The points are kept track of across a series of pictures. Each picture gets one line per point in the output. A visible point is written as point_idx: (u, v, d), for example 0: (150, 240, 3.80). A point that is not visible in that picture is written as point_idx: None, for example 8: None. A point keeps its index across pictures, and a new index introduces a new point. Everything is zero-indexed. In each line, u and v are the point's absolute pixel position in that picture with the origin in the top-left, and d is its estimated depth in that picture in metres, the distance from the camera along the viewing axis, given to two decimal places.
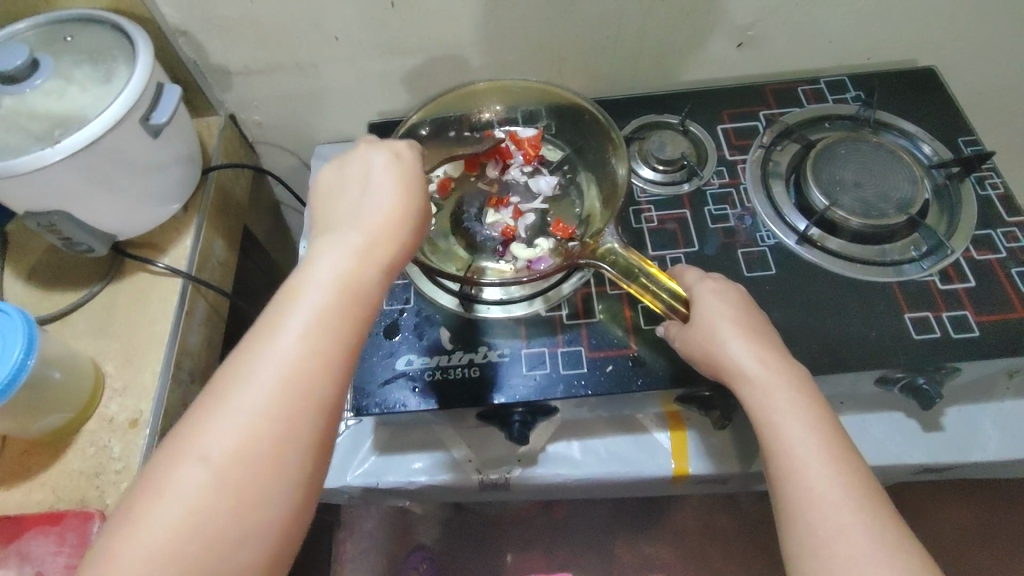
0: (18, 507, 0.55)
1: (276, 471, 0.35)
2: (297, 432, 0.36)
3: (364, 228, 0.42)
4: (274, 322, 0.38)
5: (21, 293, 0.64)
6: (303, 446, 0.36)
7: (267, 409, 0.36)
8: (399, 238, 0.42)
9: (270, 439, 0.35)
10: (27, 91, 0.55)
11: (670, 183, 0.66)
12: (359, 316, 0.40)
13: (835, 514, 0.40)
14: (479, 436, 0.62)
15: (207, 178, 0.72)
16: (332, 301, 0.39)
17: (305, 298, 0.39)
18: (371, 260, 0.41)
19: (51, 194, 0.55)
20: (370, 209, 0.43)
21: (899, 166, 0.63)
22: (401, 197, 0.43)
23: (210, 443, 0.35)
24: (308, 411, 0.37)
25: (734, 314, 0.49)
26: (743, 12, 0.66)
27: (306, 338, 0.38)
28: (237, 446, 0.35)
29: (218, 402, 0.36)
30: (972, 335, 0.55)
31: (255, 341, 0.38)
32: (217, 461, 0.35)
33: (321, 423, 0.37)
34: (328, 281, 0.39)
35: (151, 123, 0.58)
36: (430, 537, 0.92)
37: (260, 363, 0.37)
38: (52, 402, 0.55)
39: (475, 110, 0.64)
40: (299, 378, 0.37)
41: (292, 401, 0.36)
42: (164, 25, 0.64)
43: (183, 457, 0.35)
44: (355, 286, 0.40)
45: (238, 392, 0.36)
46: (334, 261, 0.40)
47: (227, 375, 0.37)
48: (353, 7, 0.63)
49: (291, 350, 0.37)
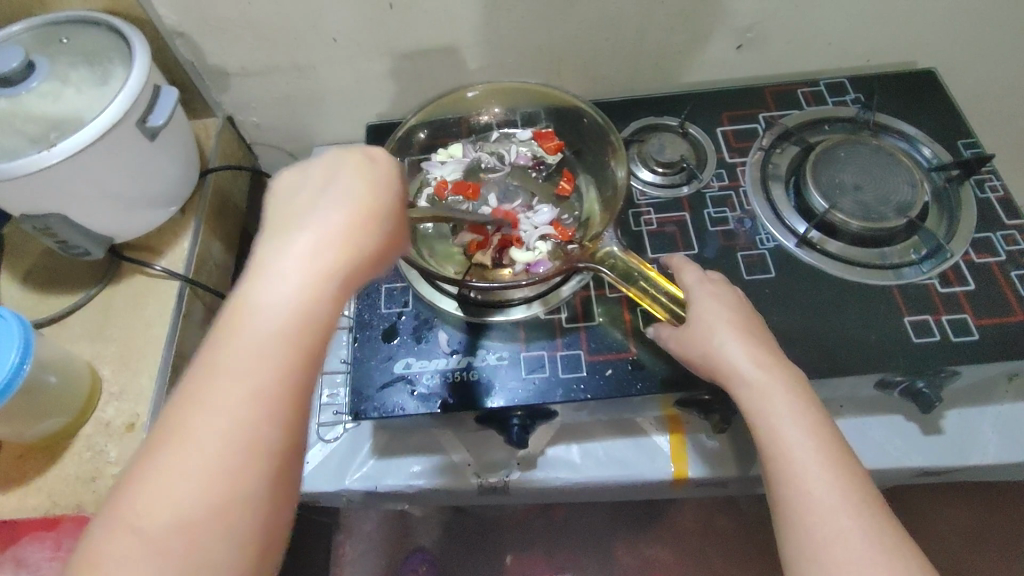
0: (13, 512, 0.55)
1: (225, 526, 0.32)
2: (244, 482, 0.33)
3: (316, 243, 0.37)
4: (214, 360, 0.34)
5: (17, 296, 0.64)
6: (251, 499, 0.33)
7: (208, 461, 0.32)
8: (360, 251, 0.38)
9: (213, 496, 0.32)
10: (23, 93, 0.54)
11: (669, 186, 0.65)
12: (312, 344, 0.36)
13: (834, 518, 0.39)
14: (478, 440, 0.62)
15: (205, 179, 0.72)
16: (281, 328, 0.35)
17: (248, 328, 0.35)
18: (324, 278, 0.37)
19: (47, 197, 0.55)
20: (323, 216, 0.38)
21: (899, 168, 0.63)
22: (357, 207, 0.39)
23: (148, 503, 0.32)
24: (256, 460, 0.33)
25: (732, 318, 0.49)
26: (744, 13, 0.66)
27: (249, 377, 0.34)
28: (178, 505, 0.32)
29: (156, 457, 0.33)
30: (972, 338, 0.55)
31: (191, 385, 0.34)
32: (158, 522, 0.32)
33: (272, 469, 0.34)
34: (276, 308, 0.35)
35: (148, 125, 0.58)
36: (430, 539, 0.91)
37: (201, 408, 0.33)
38: (48, 406, 0.54)
39: (473, 113, 0.65)
40: (243, 423, 0.33)
41: (236, 449, 0.33)
42: (161, 26, 0.64)
43: (120, 522, 0.32)
44: (305, 311, 0.36)
45: (176, 445, 0.33)
46: (281, 280, 0.36)
47: (166, 425, 0.34)
48: (351, 8, 0.63)
49: (235, 390, 0.34)
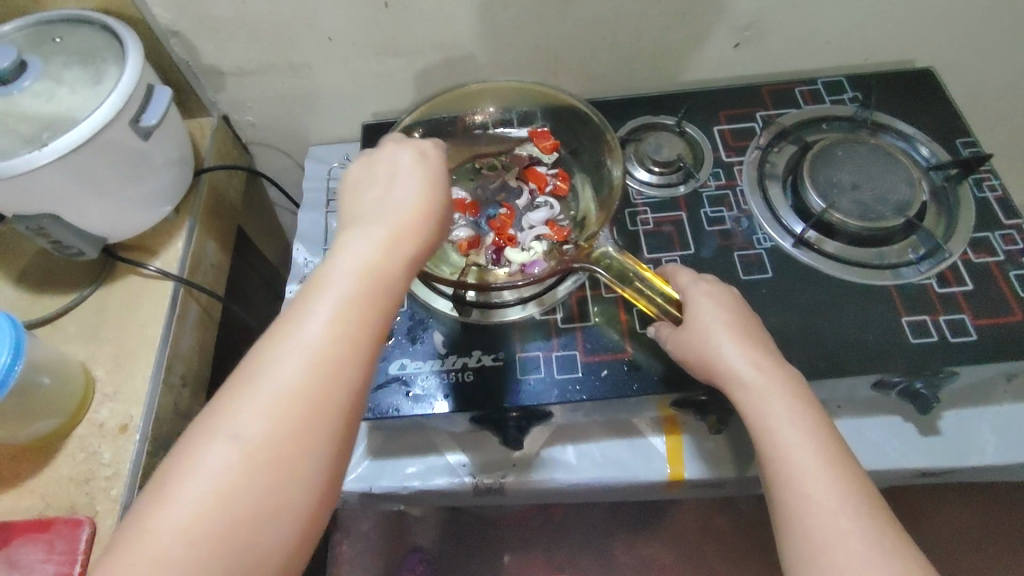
0: (7, 513, 0.54)
1: (300, 456, 0.35)
2: (320, 420, 0.36)
3: (388, 220, 0.42)
4: (298, 314, 0.38)
5: (11, 297, 0.64)
6: (325, 437, 0.36)
7: (290, 397, 0.35)
8: (424, 230, 0.42)
9: (292, 428, 0.35)
10: (15, 92, 0.54)
11: (666, 185, 0.65)
12: (382, 307, 0.39)
13: (833, 520, 0.39)
14: (474, 441, 0.62)
15: (199, 180, 0.71)
16: (356, 290, 0.39)
17: (328, 288, 0.39)
18: (396, 254, 0.41)
19: (40, 197, 0.54)
20: (394, 203, 0.43)
21: (897, 167, 0.63)
22: (424, 192, 0.43)
23: (234, 432, 0.35)
24: (330, 402, 0.36)
25: (727, 318, 0.48)
26: (741, 12, 0.66)
27: (328, 330, 0.37)
28: (261, 434, 0.35)
29: (242, 390, 0.36)
30: (969, 339, 0.54)
31: (277, 332, 0.38)
32: (239, 451, 0.34)
33: (345, 412, 0.37)
34: (353, 273, 0.39)
35: (142, 124, 0.57)
36: (427, 539, 0.91)
37: (285, 349, 0.37)
38: (41, 407, 0.54)
39: (468, 112, 0.64)
40: (323, 366, 0.36)
41: (313, 389, 0.36)
42: (155, 26, 0.64)
43: (206, 445, 0.34)
44: (378, 279, 0.39)
45: (261, 381, 0.36)
46: (358, 252, 0.40)
47: (251, 365, 0.37)
48: (345, 7, 0.63)
49: (315, 338, 0.37)
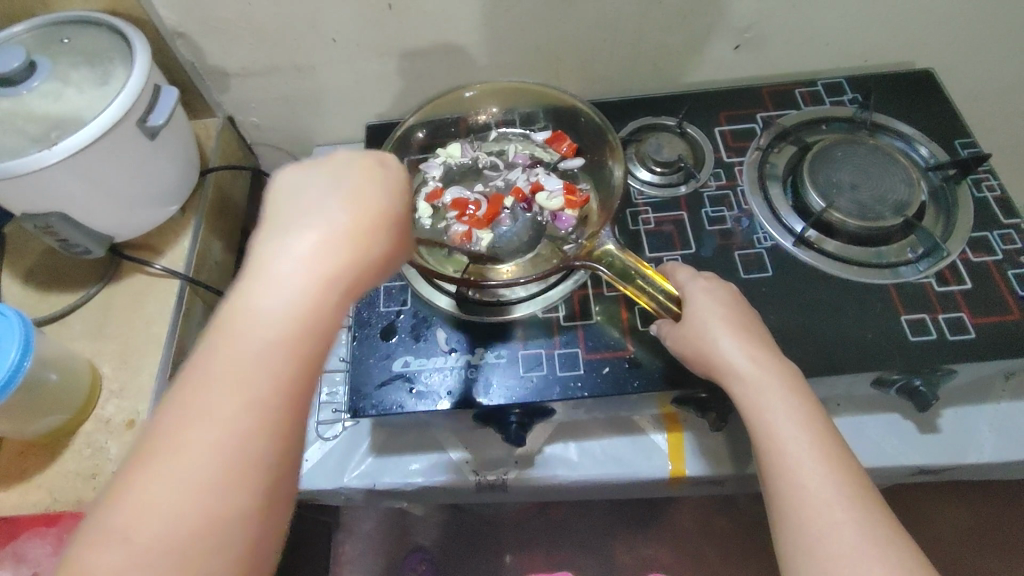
0: (14, 508, 0.55)
1: (224, 519, 0.31)
2: (243, 481, 0.32)
3: (322, 238, 0.37)
4: (214, 357, 0.33)
5: (19, 294, 0.64)
6: (248, 515, 0.32)
7: (205, 473, 0.31)
8: (363, 246, 0.38)
9: (201, 515, 0.31)
10: (24, 93, 0.55)
11: (667, 185, 0.66)
12: (311, 350, 0.35)
13: (828, 511, 0.40)
14: (476, 438, 0.62)
15: (205, 179, 0.72)
16: (281, 334, 0.34)
17: (245, 334, 0.34)
18: (326, 281, 0.36)
19: (48, 196, 0.55)
20: (330, 216, 0.38)
21: (896, 168, 0.63)
22: (365, 203, 0.39)
23: (147, 503, 0.31)
24: (254, 453, 0.32)
25: (726, 314, 0.49)
26: (741, 14, 0.66)
27: (244, 388, 0.33)
28: (171, 520, 0.31)
29: (146, 469, 0.31)
30: (968, 337, 0.55)
31: (185, 396, 0.33)
32: (154, 523, 0.31)
33: (264, 489, 0.33)
34: (278, 307, 0.34)
35: (148, 124, 0.58)
36: (429, 538, 0.92)
37: (196, 416, 0.32)
38: (50, 403, 0.55)
39: (472, 112, 0.66)
40: (241, 430, 0.32)
41: (229, 460, 0.32)
42: (161, 27, 0.64)
43: (108, 536, 0.30)
44: (310, 313, 0.35)
45: (169, 455, 0.31)
46: (281, 284, 0.35)
47: (156, 433, 0.32)
48: (350, 9, 0.63)
49: (234, 387, 0.33)
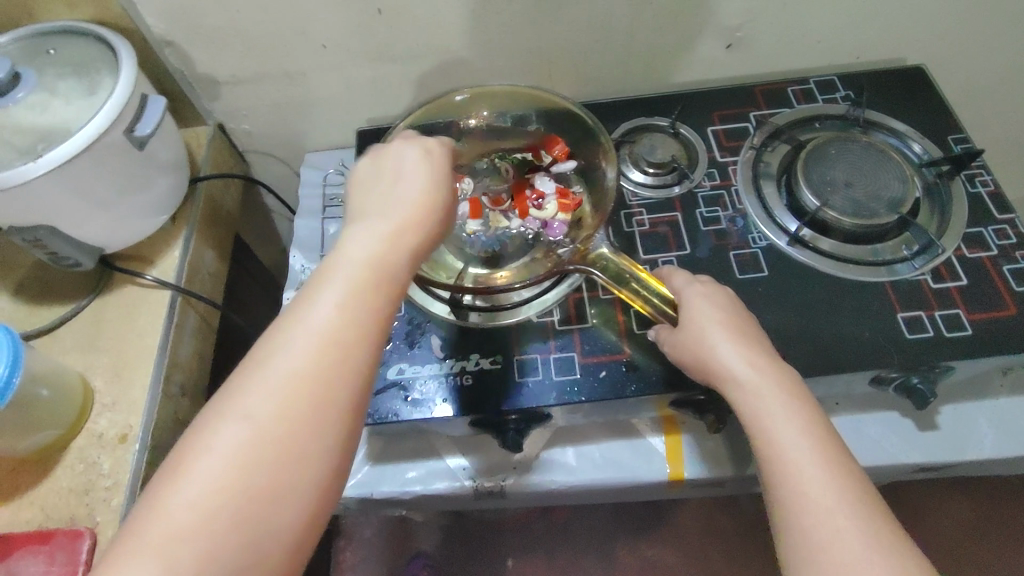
0: (6, 525, 0.54)
1: (316, 427, 0.35)
2: (332, 399, 0.36)
3: (394, 214, 0.42)
4: (309, 298, 0.38)
5: (8, 308, 0.64)
6: (337, 421, 0.36)
7: (298, 382, 0.36)
8: (428, 221, 0.43)
9: (296, 423, 0.35)
10: (10, 105, 0.54)
11: (661, 186, 0.65)
12: (391, 292, 0.40)
13: (830, 518, 0.39)
14: (474, 444, 0.62)
15: (195, 188, 0.71)
16: (362, 279, 0.39)
17: (337, 275, 0.39)
18: (401, 244, 0.41)
19: (36, 209, 0.54)
20: (398, 199, 0.43)
21: (890, 164, 0.63)
22: (426, 189, 0.43)
23: (250, 408, 0.35)
24: (342, 377, 0.36)
25: (723, 317, 0.49)
26: (731, 13, 0.66)
27: (332, 320, 0.37)
28: (269, 420, 0.35)
29: (250, 377, 0.36)
30: (965, 334, 0.54)
31: (283, 326, 0.38)
32: (255, 424, 0.35)
33: (348, 407, 0.36)
34: (359, 262, 0.40)
35: (136, 134, 0.57)
36: (431, 543, 0.91)
37: (293, 336, 0.37)
38: (40, 418, 0.54)
39: (464, 116, 0.65)
40: (330, 349, 0.37)
41: (320, 373, 0.36)
42: (149, 36, 0.64)
43: (219, 424, 0.35)
44: (385, 269, 0.40)
45: (269, 365, 0.36)
46: (363, 245, 0.40)
47: (261, 349, 0.37)
48: (338, 14, 0.63)
49: (325, 321, 0.37)
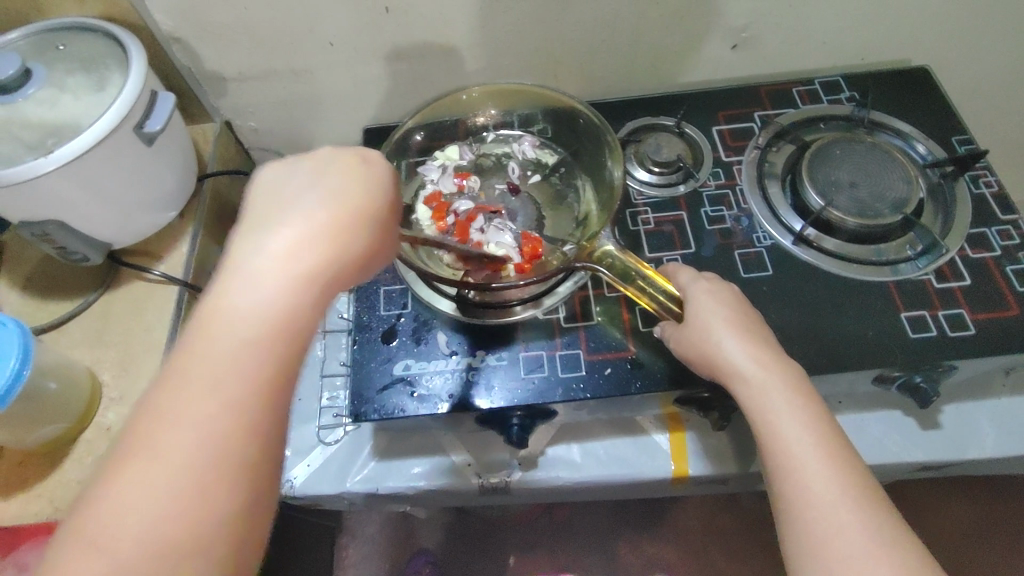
0: (14, 518, 0.55)
1: (205, 507, 0.31)
2: (223, 471, 0.31)
3: (300, 234, 0.36)
4: (195, 349, 0.33)
5: (16, 303, 0.64)
6: (229, 495, 0.31)
7: (175, 481, 0.30)
8: (346, 242, 0.37)
9: (182, 502, 0.30)
10: (20, 100, 0.55)
11: (666, 185, 0.66)
12: (298, 331, 0.34)
13: (833, 513, 0.40)
14: (479, 440, 0.62)
15: (203, 184, 0.72)
16: (260, 325, 0.34)
17: (226, 321, 0.33)
18: (307, 278, 0.35)
19: (47, 204, 0.55)
20: (307, 214, 0.37)
21: (894, 165, 0.64)
22: (342, 203, 0.37)
23: (127, 487, 0.30)
24: (234, 443, 0.32)
25: (729, 315, 0.49)
26: (737, 14, 0.67)
27: (222, 377, 0.32)
28: (144, 529, 0.30)
29: (128, 450, 0.31)
30: (968, 333, 0.55)
31: (164, 386, 0.32)
32: (132, 509, 0.30)
33: (245, 476, 0.32)
34: (255, 302, 0.34)
35: (145, 130, 0.58)
36: (433, 541, 0.92)
37: (168, 421, 0.31)
38: (49, 412, 0.54)
39: (470, 114, 0.66)
40: (214, 435, 0.31)
41: (201, 466, 0.31)
42: (157, 33, 0.64)
43: (95, 509, 0.30)
44: (289, 308, 0.34)
45: (137, 464, 0.31)
46: (261, 276, 0.34)
47: (142, 414, 0.32)
48: (346, 12, 0.63)
49: (215, 377, 0.32)
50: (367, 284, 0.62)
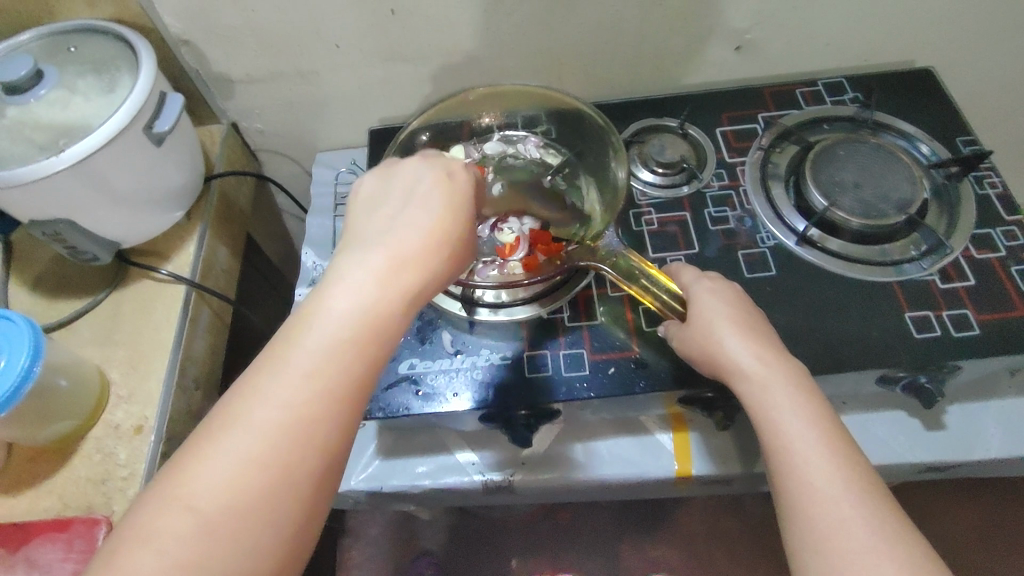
0: (22, 514, 0.55)
1: (283, 486, 0.33)
2: (303, 457, 0.34)
3: (393, 250, 0.39)
4: (293, 344, 0.36)
5: (27, 301, 0.65)
6: (305, 478, 0.34)
7: (264, 454, 0.33)
8: (432, 259, 0.40)
9: (265, 480, 0.33)
10: (31, 101, 0.55)
11: (670, 186, 0.66)
12: (382, 339, 0.37)
13: (835, 508, 0.40)
14: (484, 440, 0.63)
15: (210, 185, 0.73)
16: (351, 330, 0.37)
17: (321, 324, 0.37)
18: (396, 291, 0.38)
19: (56, 203, 0.55)
20: (401, 233, 0.40)
21: (898, 166, 0.64)
22: (434, 222, 0.41)
23: (219, 461, 0.33)
24: (315, 435, 0.34)
25: (731, 313, 0.49)
26: (740, 16, 0.67)
27: (313, 374, 0.35)
28: (230, 495, 0.33)
29: (226, 425, 0.34)
30: (972, 333, 0.55)
31: (262, 374, 0.35)
32: (222, 481, 0.33)
33: (320, 464, 0.35)
34: (349, 309, 0.37)
35: (154, 131, 0.58)
36: (436, 542, 0.92)
37: (258, 406, 0.34)
38: (59, 409, 0.55)
39: (476, 115, 0.67)
40: (296, 424, 0.34)
41: (287, 440, 0.34)
42: (166, 35, 0.65)
43: (190, 473, 0.33)
44: (378, 316, 0.37)
45: (230, 437, 0.34)
46: (357, 286, 0.38)
47: (239, 397, 0.35)
48: (352, 14, 0.64)
49: (306, 369, 0.35)
50: None
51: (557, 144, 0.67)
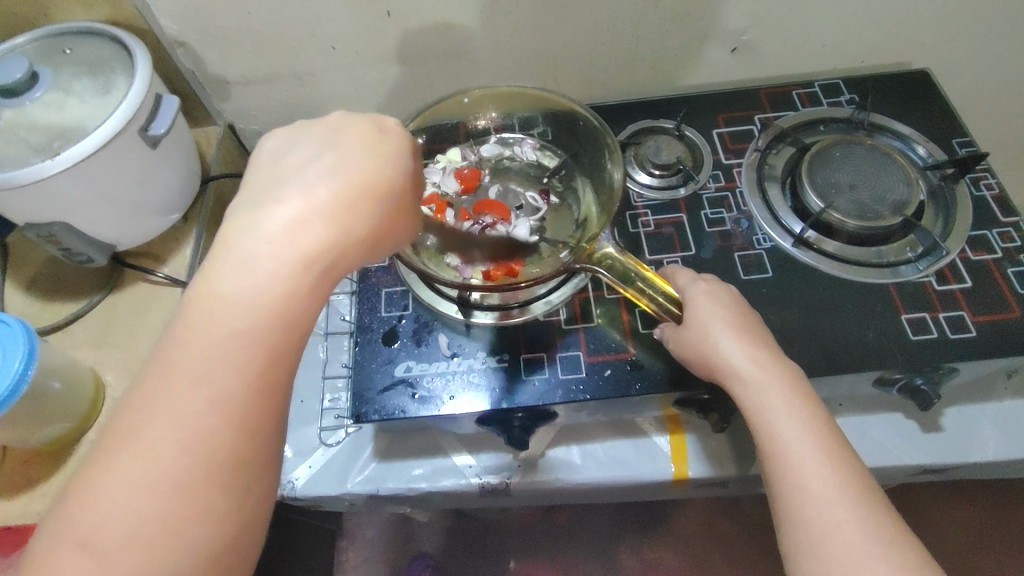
0: (16, 517, 0.55)
1: (209, 470, 0.31)
2: (226, 435, 0.32)
3: (303, 203, 0.36)
4: (200, 319, 0.33)
5: (22, 303, 0.65)
6: (231, 458, 0.32)
7: (184, 437, 0.31)
8: (350, 210, 0.37)
9: (188, 465, 0.31)
10: (27, 104, 0.55)
11: (666, 187, 0.66)
12: (302, 299, 0.35)
13: (830, 511, 0.40)
14: (480, 441, 0.63)
15: (206, 187, 0.73)
16: (266, 294, 0.34)
17: (232, 291, 0.34)
18: (311, 245, 0.36)
19: (51, 206, 0.55)
20: (313, 183, 0.37)
21: (894, 168, 0.64)
22: (353, 172, 0.38)
23: (135, 451, 0.31)
24: (235, 412, 0.32)
25: (727, 315, 0.49)
26: (737, 18, 0.67)
27: (227, 347, 0.33)
28: (152, 487, 0.30)
29: (138, 411, 0.32)
30: (969, 335, 0.55)
31: (172, 354, 0.33)
32: (144, 471, 0.30)
33: (247, 441, 0.32)
34: (261, 272, 0.34)
35: (150, 133, 0.58)
36: (433, 544, 0.92)
37: (173, 388, 0.32)
38: (54, 412, 0.55)
39: (471, 117, 0.66)
40: (215, 401, 0.32)
41: (207, 420, 0.32)
42: (162, 37, 0.65)
43: (106, 468, 0.31)
44: (295, 275, 0.35)
45: (145, 425, 0.31)
46: (265, 244, 0.35)
47: (151, 381, 0.32)
48: (349, 16, 0.64)
49: (219, 342, 0.33)
50: (369, 286, 0.63)
51: (553, 146, 0.68)
